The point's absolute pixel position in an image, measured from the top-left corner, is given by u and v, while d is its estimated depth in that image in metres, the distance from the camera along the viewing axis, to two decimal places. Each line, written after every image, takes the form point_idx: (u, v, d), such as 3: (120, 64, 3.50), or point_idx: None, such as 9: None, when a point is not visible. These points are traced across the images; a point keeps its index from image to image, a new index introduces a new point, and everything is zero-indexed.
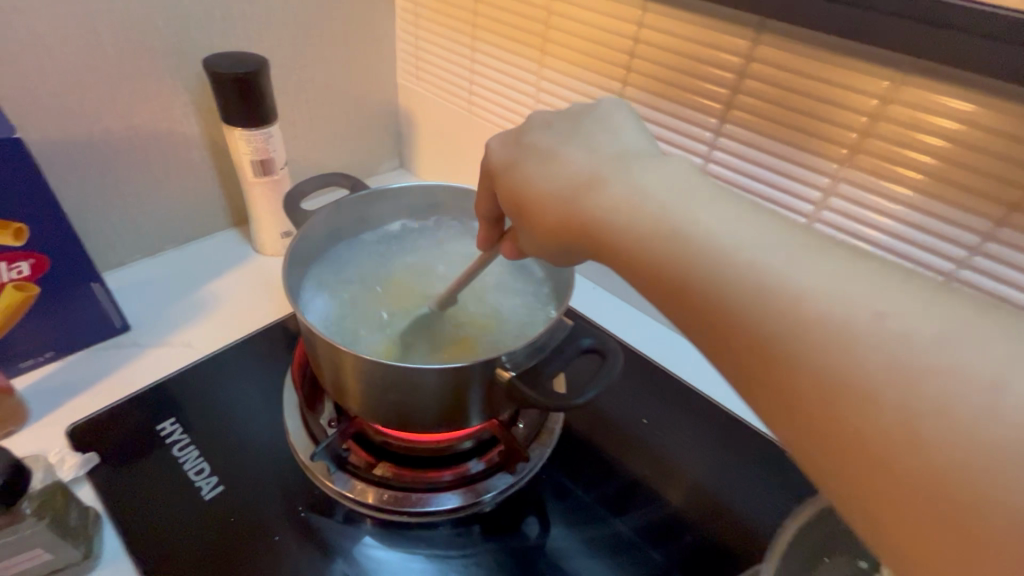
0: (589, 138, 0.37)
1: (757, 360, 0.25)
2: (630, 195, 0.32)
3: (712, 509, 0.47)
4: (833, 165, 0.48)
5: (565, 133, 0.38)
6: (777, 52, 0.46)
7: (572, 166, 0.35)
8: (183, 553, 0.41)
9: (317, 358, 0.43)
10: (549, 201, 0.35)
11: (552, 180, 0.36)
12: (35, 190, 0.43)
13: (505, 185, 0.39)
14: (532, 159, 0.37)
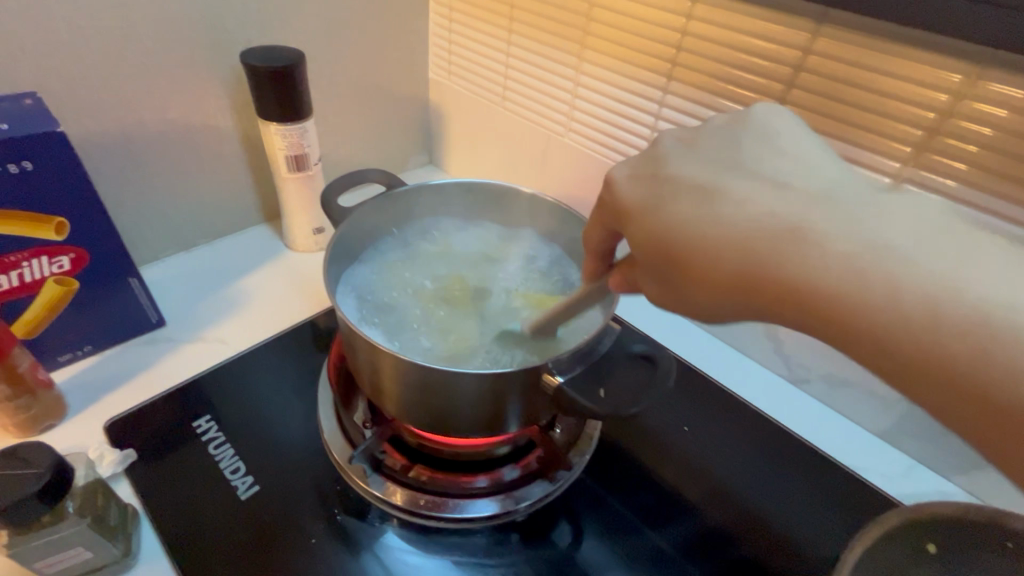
0: (753, 164, 0.34)
1: (930, 386, 0.26)
2: (829, 248, 0.29)
3: (759, 524, 0.45)
4: (896, 164, 0.45)
5: (711, 161, 0.34)
6: (838, 44, 0.44)
7: (755, 204, 0.31)
8: (221, 553, 0.40)
9: (355, 359, 0.41)
10: (722, 255, 0.32)
11: (730, 220, 0.32)
12: (76, 184, 0.43)
13: (643, 228, 0.35)
14: (689, 197, 0.33)
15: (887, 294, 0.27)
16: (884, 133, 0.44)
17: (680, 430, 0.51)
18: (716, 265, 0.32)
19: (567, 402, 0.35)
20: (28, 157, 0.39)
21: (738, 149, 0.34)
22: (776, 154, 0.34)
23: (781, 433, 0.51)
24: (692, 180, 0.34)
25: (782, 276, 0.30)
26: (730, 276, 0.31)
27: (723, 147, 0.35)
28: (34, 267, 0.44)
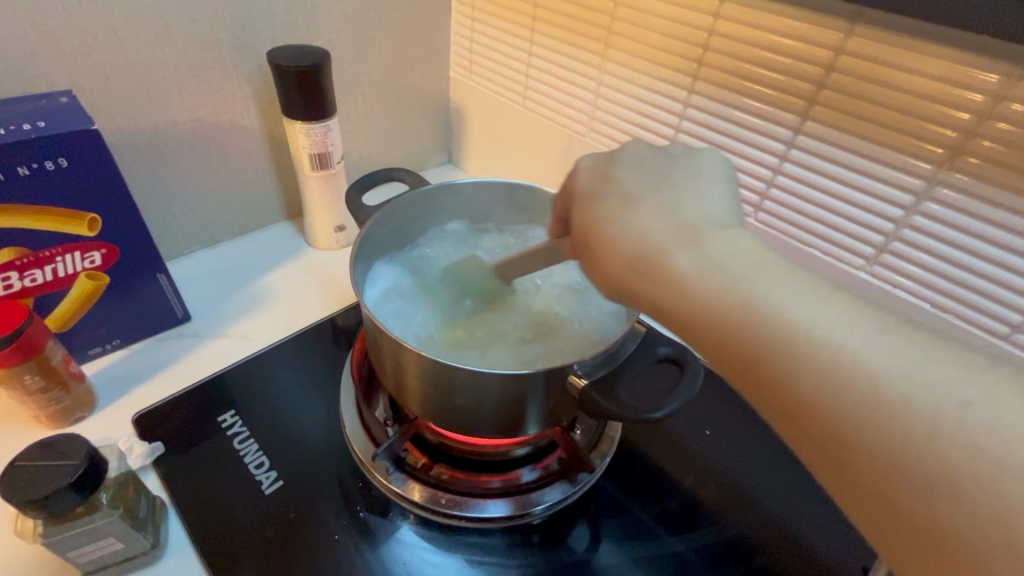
0: (679, 191, 0.35)
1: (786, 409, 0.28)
2: (702, 266, 0.31)
3: (782, 532, 0.44)
4: (931, 167, 0.44)
5: (651, 179, 0.36)
6: (872, 44, 0.43)
7: (651, 222, 0.33)
8: (245, 547, 0.40)
9: (379, 358, 0.42)
10: (619, 256, 0.34)
11: (630, 234, 0.34)
12: (108, 182, 0.44)
13: (582, 220, 0.37)
14: (614, 203, 0.36)
15: (729, 315, 0.29)
16: (918, 136, 0.43)
17: (701, 436, 0.50)
18: (611, 270, 0.34)
19: (592, 405, 0.35)
20: (63, 154, 0.40)
21: (671, 175, 0.37)
22: (696, 188, 0.36)
23: None
24: (621, 191, 0.36)
25: (649, 288, 0.32)
26: (624, 282, 0.33)
27: (661, 173, 0.37)
28: (67, 262, 0.45)
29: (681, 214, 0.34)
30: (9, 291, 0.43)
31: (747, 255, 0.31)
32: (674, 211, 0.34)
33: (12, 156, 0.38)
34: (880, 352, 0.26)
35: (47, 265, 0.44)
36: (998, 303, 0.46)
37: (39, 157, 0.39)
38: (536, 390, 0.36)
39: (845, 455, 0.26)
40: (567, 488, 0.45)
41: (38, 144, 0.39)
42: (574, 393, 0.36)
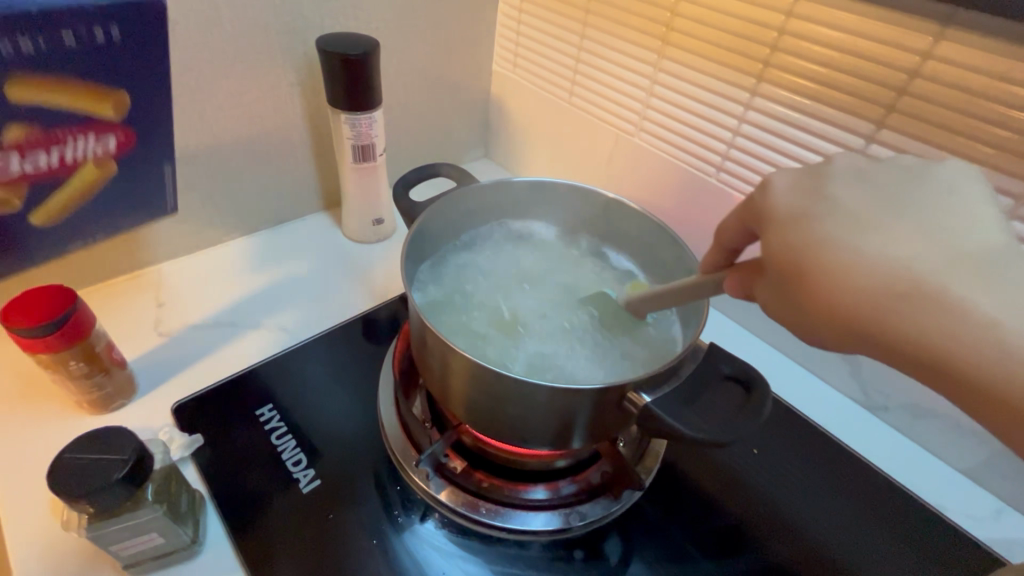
0: (933, 217, 0.29)
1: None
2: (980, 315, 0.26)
3: (834, 566, 0.42)
4: (1021, 184, 0.41)
5: (883, 197, 0.31)
6: (966, 49, 0.40)
7: (912, 253, 0.28)
8: (284, 547, 0.40)
9: (425, 360, 0.40)
10: (856, 291, 0.29)
11: (868, 261, 0.29)
12: (146, 57, 0.41)
13: (785, 236, 0.32)
14: (837, 220, 0.30)
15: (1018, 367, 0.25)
16: (1012, 150, 0.40)
17: (749, 453, 0.49)
18: (839, 300, 0.29)
19: (654, 422, 0.33)
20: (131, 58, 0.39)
21: (912, 194, 0.30)
22: (955, 208, 0.29)
23: (859, 465, 0.48)
24: (842, 210, 0.30)
25: (898, 330, 0.28)
26: (861, 317, 0.29)
27: (902, 189, 0.31)
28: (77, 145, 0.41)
29: (946, 242, 0.28)
30: (8, 172, 0.39)
31: None
32: (930, 233, 0.29)
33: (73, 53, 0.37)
34: None
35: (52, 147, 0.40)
36: None
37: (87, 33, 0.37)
38: (593, 405, 0.34)
39: None
40: (610, 503, 0.43)
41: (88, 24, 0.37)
42: (632, 410, 0.34)
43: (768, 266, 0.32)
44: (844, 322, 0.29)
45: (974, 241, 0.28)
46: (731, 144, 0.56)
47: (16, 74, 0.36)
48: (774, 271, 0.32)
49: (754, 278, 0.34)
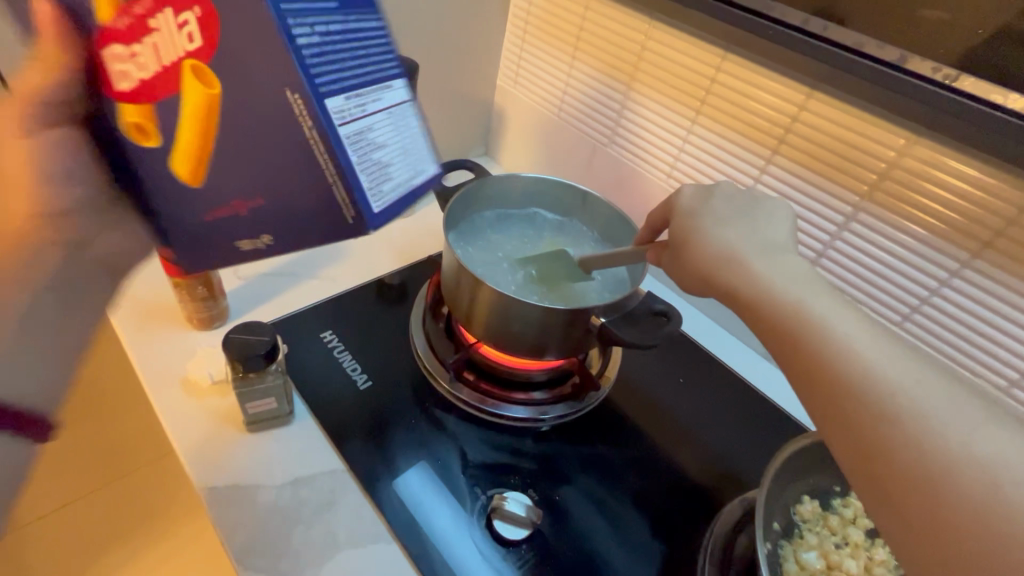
0: (754, 223, 0.51)
1: (801, 369, 0.39)
2: (766, 269, 0.45)
3: (728, 453, 0.61)
4: (856, 197, 0.61)
5: (734, 208, 0.52)
6: (827, 105, 0.59)
7: (737, 240, 0.49)
8: (350, 421, 0.56)
9: (456, 295, 0.57)
10: (705, 255, 0.49)
11: (717, 241, 0.49)
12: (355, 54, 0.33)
13: (679, 225, 0.52)
14: (708, 218, 0.51)
15: (780, 301, 0.43)
16: (851, 175, 0.60)
17: (677, 380, 0.68)
18: (697, 260, 0.49)
19: (609, 335, 0.52)
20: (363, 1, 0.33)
21: (749, 209, 0.52)
22: (767, 223, 0.51)
23: (750, 391, 0.68)
24: (713, 213, 0.51)
25: (726, 278, 0.47)
26: (703, 269, 0.49)
27: (746, 207, 0.52)
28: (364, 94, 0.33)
29: (758, 238, 0.49)
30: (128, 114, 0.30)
31: (793, 273, 0.45)
32: (755, 235, 0.49)
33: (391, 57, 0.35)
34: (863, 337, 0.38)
35: (356, 101, 0.32)
36: (892, 301, 0.63)
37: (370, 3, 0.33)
38: (568, 324, 0.53)
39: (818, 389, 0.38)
40: (576, 404, 0.61)
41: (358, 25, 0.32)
42: (595, 328, 0.53)
43: (672, 244, 0.53)
44: (699, 271, 0.49)
45: (771, 241, 0.49)
46: (677, 158, 0.75)
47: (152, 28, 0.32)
48: (673, 244, 0.52)
49: (663, 252, 0.54)
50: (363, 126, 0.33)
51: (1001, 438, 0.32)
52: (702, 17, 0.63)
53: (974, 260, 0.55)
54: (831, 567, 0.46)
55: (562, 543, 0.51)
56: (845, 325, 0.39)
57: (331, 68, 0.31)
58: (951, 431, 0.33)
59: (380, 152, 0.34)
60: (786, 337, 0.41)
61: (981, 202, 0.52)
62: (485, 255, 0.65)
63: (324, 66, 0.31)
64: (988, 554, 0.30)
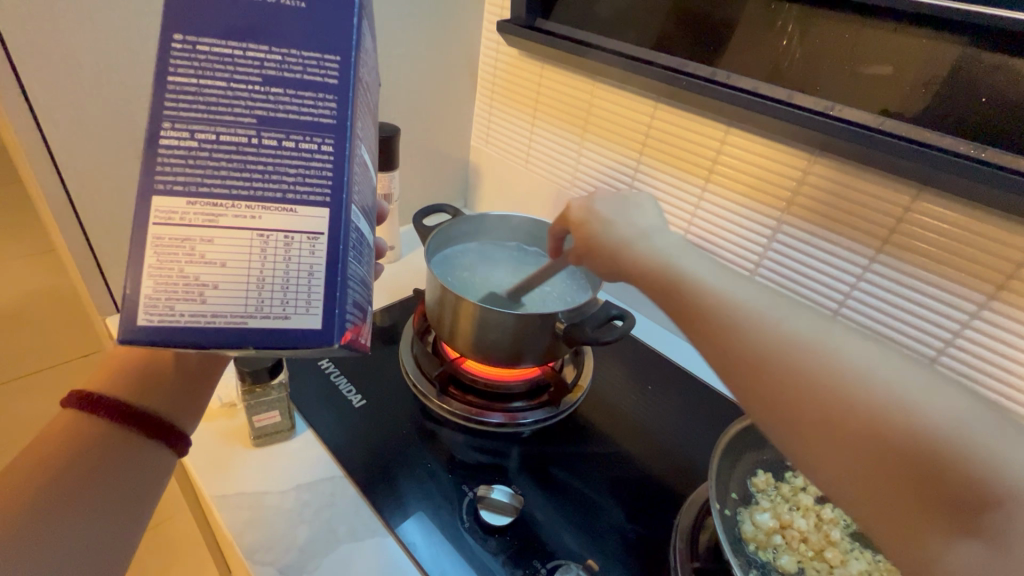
0: (652, 221, 0.53)
1: (710, 345, 0.39)
2: (667, 256, 0.46)
3: (694, 446, 0.68)
4: (777, 213, 0.71)
5: (634, 212, 0.55)
6: (744, 139, 0.70)
7: (640, 234, 0.51)
8: (348, 435, 0.62)
9: (440, 314, 0.65)
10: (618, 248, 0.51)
11: (626, 235, 0.51)
12: (366, 193, 0.41)
13: (581, 228, 0.57)
14: (620, 219, 0.54)
15: (682, 283, 0.42)
16: (769, 195, 0.71)
17: (645, 387, 0.76)
18: (611, 253, 0.52)
19: (571, 335, 0.60)
20: (325, 47, 0.35)
21: (640, 211, 0.55)
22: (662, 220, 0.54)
23: (711, 395, 0.75)
24: (625, 216, 0.54)
25: (641, 270, 0.47)
26: (619, 260, 0.50)
27: (642, 210, 0.55)
28: (239, 212, 0.34)
29: (659, 228, 0.51)
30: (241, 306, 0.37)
31: (690, 255, 0.46)
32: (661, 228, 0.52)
33: (310, 186, 0.35)
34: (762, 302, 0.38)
35: (223, 208, 0.33)
36: (823, 300, 0.71)
37: (314, 66, 0.35)
38: (537, 330, 0.61)
39: (742, 370, 0.36)
40: (553, 410, 0.67)
41: (282, 127, 0.34)
42: (559, 332, 0.61)
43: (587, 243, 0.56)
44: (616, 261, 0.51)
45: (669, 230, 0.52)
46: None
47: (318, 134, 0.35)
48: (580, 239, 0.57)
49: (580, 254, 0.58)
50: (209, 234, 0.33)
51: (898, 365, 0.33)
52: (634, 78, 0.75)
53: (879, 254, 0.64)
54: (784, 525, 0.52)
55: (542, 527, 0.55)
56: (741, 293, 0.39)
57: (206, 175, 0.33)
58: (862, 364, 0.33)
59: (219, 274, 0.33)
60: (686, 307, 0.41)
61: (872, 206, 0.62)
62: (474, 272, 0.75)
63: (200, 180, 0.33)
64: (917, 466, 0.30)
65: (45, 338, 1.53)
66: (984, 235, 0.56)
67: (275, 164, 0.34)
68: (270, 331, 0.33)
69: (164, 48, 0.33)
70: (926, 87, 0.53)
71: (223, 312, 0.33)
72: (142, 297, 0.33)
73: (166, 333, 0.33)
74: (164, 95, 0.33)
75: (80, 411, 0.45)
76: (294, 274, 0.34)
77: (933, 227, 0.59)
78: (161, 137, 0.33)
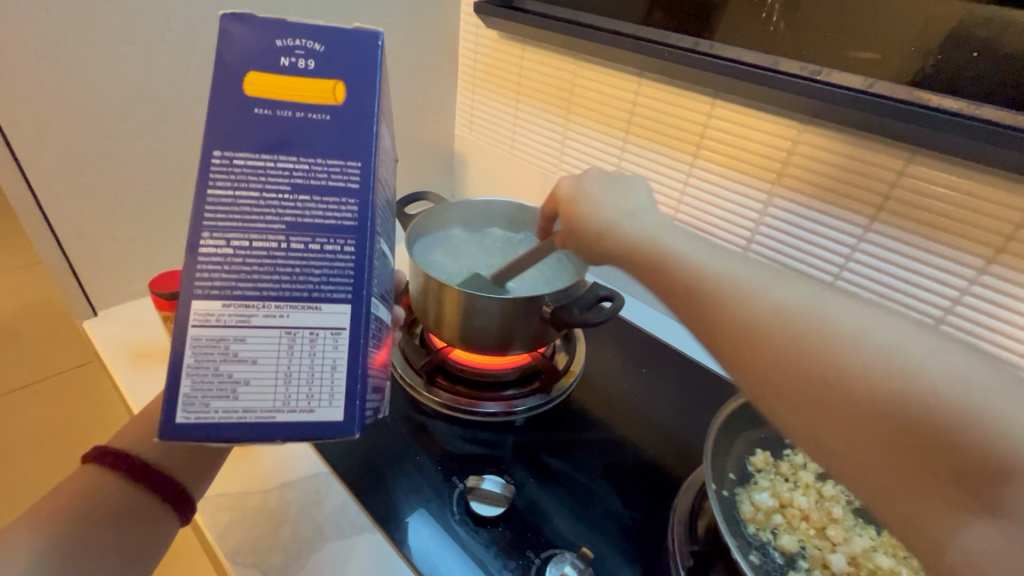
0: (625, 199, 0.52)
1: (700, 308, 0.35)
2: (650, 232, 0.44)
3: (691, 427, 0.66)
4: (768, 186, 0.69)
5: (611, 198, 0.52)
6: (730, 111, 0.68)
7: (620, 215, 0.49)
8: (335, 431, 0.60)
9: (425, 304, 0.63)
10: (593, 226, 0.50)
11: (600, 215, 0.50)
12: (383, 272, 0.39)
13: (566, 207, 0.56)
14: (598, 199, 0.53)
15: (663, 255, 0.40)
16: (759, 169, 0.69)
17: (639, 369, 0.74)
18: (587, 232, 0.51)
19: (558, 318, 0.58)
20: (350, 153, 0.33)
21: (622, 191, 0.53)
22: (629, 195, 0.52)
23: (706, 375, 0.74)
24: (598, 198, 0.53)
25: (622, 241, 0.45)
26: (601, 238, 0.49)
27: (612, 189, 0.54)
28: (270, 311, 0.32)
29: (638, 208, 0.50)
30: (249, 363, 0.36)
31: (671, 231, 0.44)
32: (636, 207, 0.50)
33: (335, 286, 0.33)
34: (741, 269, 0.35)
35: (255, 309, 0.32)
36: (820, 269, 0.69)
37: (338, 174, 0.33)
38: (524, 314, 0.59)
39: (732, 346, 0.33)
40: (545, 397, 0.66)
41: (309, 232, 0.33)
42: (546, 316, 0.59)
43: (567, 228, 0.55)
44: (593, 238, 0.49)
45: (641, 208, 0.49)
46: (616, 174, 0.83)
47: (339, 236, 0.33)
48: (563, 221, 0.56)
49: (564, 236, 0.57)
50: (242, 333, 0.32)
51: (905, 332, 0.29)
52: (617, 53, 0.72)
53: (874, 223, 0.62)
54: (784, 504, 0.50)
55: (535, 516, 0.54)
56: (713, 261, 0.37)
57: (239, 281, 0.32)
58: (875, 339, 0.29)
59: (250, 370, 0.32)
60: (663, 275, 0.39)
61: (864, 173, 0.61)
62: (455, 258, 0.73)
63: (235, 286, 0.32)
64: (924, 456, 0.26)
65: (36, 349, 1.52)
66: (982, 198, 0.54)
67: (303, 271, 0.33)
68: (298, 428, 0.31)
69: (203, 163, 0.32)
70: (914, 53, 0.52)
71: (253, 408, 0.31)
72: (178, 397, 0.31)
73: (200, 434, 0.31)
74: (201, 206, 0.32)
75: (96, 463, 0.43)
76: (318, 370, 0.32)
77: (928, 192, 0.57)
78: (199, 246, 0.32)
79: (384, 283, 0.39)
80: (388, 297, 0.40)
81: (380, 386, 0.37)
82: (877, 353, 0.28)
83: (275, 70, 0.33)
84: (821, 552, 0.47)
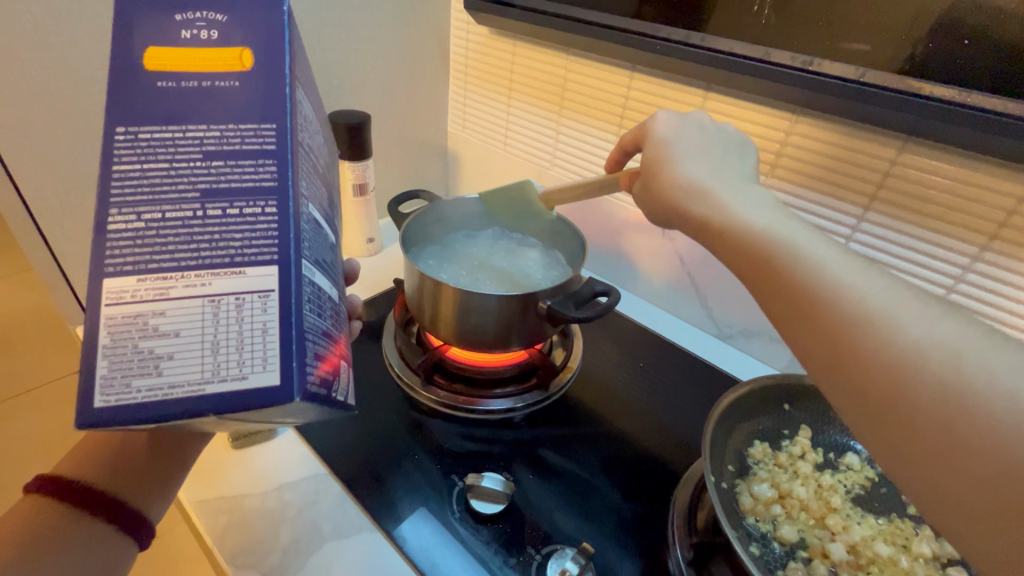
0: (720, 154, 0.48)
1: (775, 288, 0.36)
2: (732, 195, 0.42)
3: (689, 421, 0.66)
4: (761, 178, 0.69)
5: (701, 146, 0.48)
6: (722, 104, 0.68)
7: (709, 169, 0.45)
8: (333, 432, 0.60)
9: (421, 303, 0.63)
10: (674, 175, 0.46)
11: (688, 163, 0.46)
12: (327, 246, 0.37)
13: (649, 148, 0.50)
14: (679, 147, 0.48)
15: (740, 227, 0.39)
16: None
17: (636, 364, 0.74)
18: (662, 180, 0.47)
19: (555, 314, 0.58)
20: (262, 115, 0.33)
21: (709, 139, 0.49)
22: (721, 148, 0.49)
23: (703, 368, 0.74)
24: (686, 143, 0.48)
25: (698, 204, 0.43)
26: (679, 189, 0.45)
27: (708, 135, 0.50)
28: (189, 281, 0.30)
29: (725, 164, 0.47)
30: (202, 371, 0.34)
31: (754, 197, 0.42)
32: (728, 162, 0.47)
33: (258, 248, 0.31)
34: (830, 256, 0.35)
35: (172, 280, 0.30)
36: None
37: (252, 135, 0.32)
38: (520, 311, 0.59)
39: (803, 324, 0.34)
40: (542, 394, 0.66)
41: (226, 196, 0.31)
42: (543, 312, 0.59)
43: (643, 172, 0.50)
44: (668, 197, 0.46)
45: (733, 168, 0.46)
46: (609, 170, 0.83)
47: (260, 198, 0.32)
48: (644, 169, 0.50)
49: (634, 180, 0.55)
50: (160, 306, 0.30)
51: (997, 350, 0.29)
52: (608, 46, 0.72)
53: (867, 213, 0.62)
54: (783, 495, 0.50)
55: (535, 513, 0.54)
56: (801, 241, 0.36)
57: (154, 253, 0.30)
58: (951, 353, 0.29)
59: (173, 344, 0.29)
60: (739, 247, 0.39)
61: (856, 162, 0.61)
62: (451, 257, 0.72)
63: (149, 257, 0.30)
64: (966, 458, 0.27)
65: (31, 357, 1.51)
66: (974, 184, 0.54)
67: (221, 235, 0.31)
68: (230, 398, 0.29)
69: (106, 141, 0.31)
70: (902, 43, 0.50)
71: (180, 382, 0.29)
72: (95, 381, 0.28)
73: (119, 415, 0.28)
74: (108, 182, 0.31)
75: (42, 494, 0.41)
76: (248, 334, 0.30)
77: (921, 179, 0.57)
78: (108, 224, 0.30)
79: (325, 253, 0.37)
80: (334, 272, 0.38)
81: (332, 356, 0.34)
82: (956, 361, 0.29)
83: (177, 44, 0.33)
84: (822, 542, 0.47)
